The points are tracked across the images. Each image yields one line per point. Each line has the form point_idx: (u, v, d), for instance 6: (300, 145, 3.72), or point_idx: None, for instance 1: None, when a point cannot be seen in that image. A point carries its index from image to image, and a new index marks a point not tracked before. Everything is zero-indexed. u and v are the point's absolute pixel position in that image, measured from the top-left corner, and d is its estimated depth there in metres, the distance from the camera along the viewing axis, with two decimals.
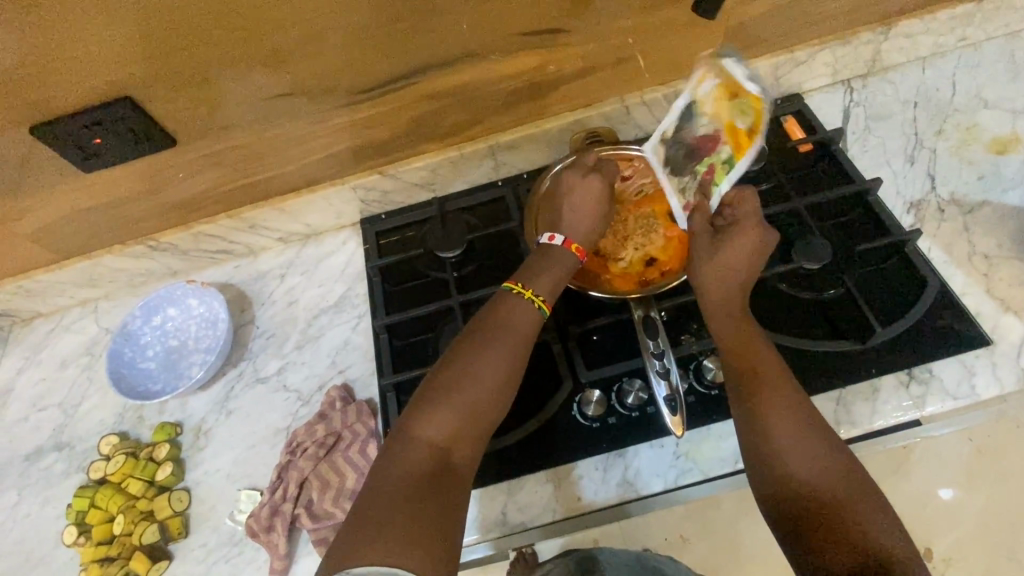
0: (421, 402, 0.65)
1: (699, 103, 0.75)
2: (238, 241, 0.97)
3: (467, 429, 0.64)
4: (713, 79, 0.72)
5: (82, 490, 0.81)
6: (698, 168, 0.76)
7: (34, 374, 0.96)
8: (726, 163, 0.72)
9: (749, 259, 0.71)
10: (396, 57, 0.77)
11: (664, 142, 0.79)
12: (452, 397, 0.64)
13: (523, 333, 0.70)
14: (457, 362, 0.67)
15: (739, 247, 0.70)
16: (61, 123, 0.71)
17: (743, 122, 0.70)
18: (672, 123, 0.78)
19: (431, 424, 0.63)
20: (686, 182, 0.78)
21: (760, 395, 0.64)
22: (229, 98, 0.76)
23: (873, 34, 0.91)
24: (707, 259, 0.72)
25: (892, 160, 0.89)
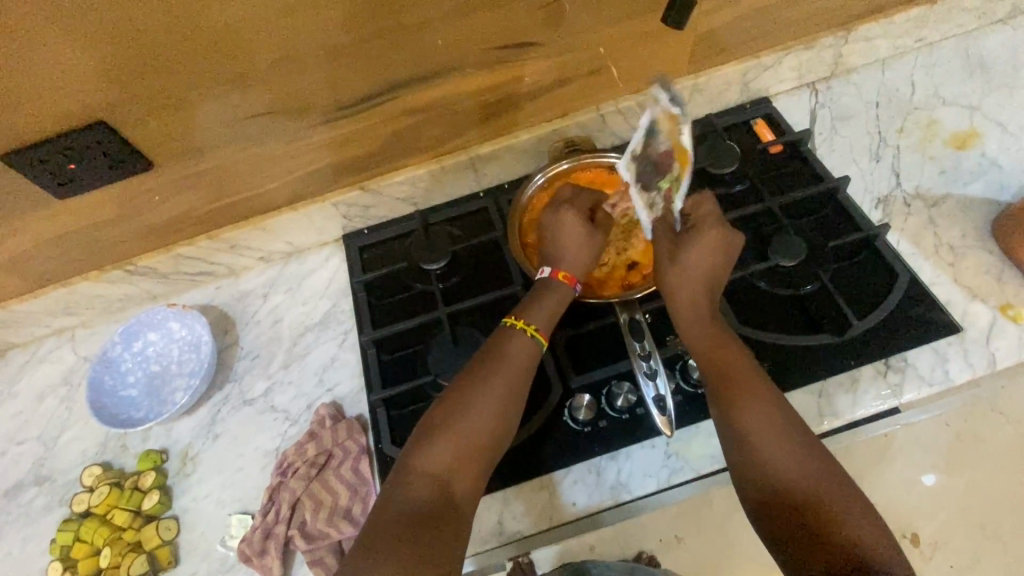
0: (425, 437, 0.65)
1: (659, 121, 0.72)
2: (219, 262, 0.96)
3: (469, 461, 0.63)
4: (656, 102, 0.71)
5: (66, 524, 0.79)
6: (660, 184, 0.76)
7: (10, 407, 0.93)
8: (676, 185, 0.74)
9: (714, 260, 0.73)
10: (373, 74, 0.78)
11: (634, 159, 0.75)
12: (452, 430, 0.64)
13: (525, 360, 0.71)
14: (461, 394, 0.67)
15: (703, 247, 0.73)
16: (33, 150, 0.70)
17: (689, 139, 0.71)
18: (638, 141, 0.74)
19: (435, 457, 0.63)
20: (653, 198, 0.77)
21: (738, 401, 0.65)
22: (205, 120, 0.76)
23: (834, 38, 0.95)
24: (671, 263, 0.74)
25: (859, 158, 0.93)
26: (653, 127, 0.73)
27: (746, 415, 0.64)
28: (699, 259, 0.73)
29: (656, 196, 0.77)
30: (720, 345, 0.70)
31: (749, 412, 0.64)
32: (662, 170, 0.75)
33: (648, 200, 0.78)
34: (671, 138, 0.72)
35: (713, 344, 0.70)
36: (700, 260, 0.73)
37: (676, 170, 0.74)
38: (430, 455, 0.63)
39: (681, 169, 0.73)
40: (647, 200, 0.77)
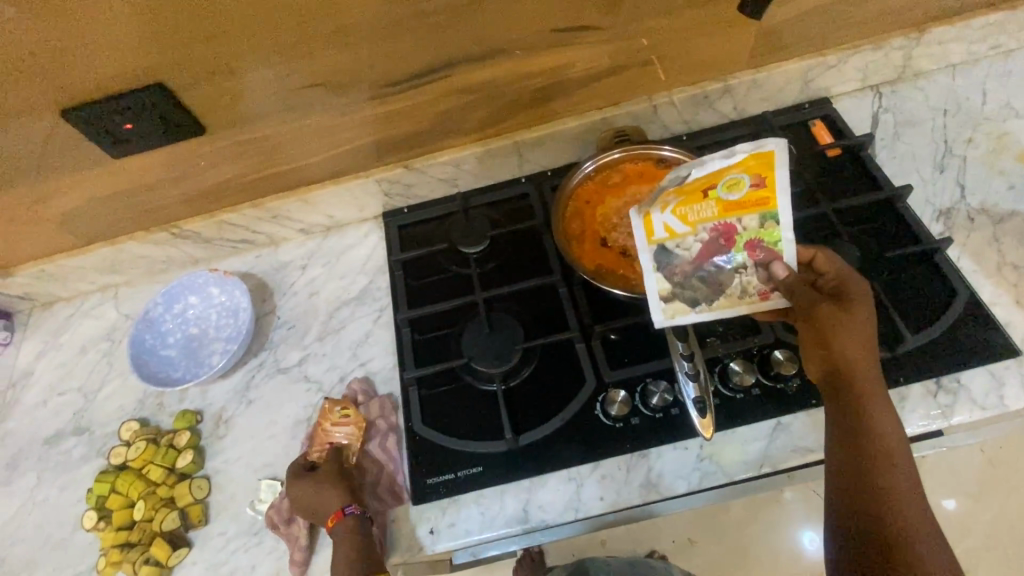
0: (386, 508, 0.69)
1: (671, 232, 0.71)
2: (260, 232, 0.97)
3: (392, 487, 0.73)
4: (659, 211, 0.71)
5: (103, 474, 0.81)
6: (737, 262, 0.70)
7: (55, 358, 0.96)
8: (765, 226, 0.69)
9: (866, 322, 0.64)
10: (425, 50, 0.77)
11: (670, 296, 0.71)
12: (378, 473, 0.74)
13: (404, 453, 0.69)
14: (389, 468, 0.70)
15: (859, 308, 0.65)
16: (91, 107, 0.71)
17: (738, 187, 0.68)
18: (658, 277, 0.71)
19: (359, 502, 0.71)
20: (740, 283, 0.70)
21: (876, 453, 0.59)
22: (256, 87, 0.76)
23: (906, 39, 0.90)
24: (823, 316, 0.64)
25: (921, 167, 0.89)
26: (687, 231, 0.71)
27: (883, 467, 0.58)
28: (856, 318, 0.64)
29: (750, 272, 0.70)
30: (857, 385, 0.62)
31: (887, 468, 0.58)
32: (725, 254, 0.70)
33: (740, 287, 0.70)
34: (710, 219, 0.70)
35: (851, 383, 0.62)
36: (855, 317, 0.64)
37: (750, 223, 0.69)
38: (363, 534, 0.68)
39: (757, 207, 0.69)
40: (743, 293, 0.70)
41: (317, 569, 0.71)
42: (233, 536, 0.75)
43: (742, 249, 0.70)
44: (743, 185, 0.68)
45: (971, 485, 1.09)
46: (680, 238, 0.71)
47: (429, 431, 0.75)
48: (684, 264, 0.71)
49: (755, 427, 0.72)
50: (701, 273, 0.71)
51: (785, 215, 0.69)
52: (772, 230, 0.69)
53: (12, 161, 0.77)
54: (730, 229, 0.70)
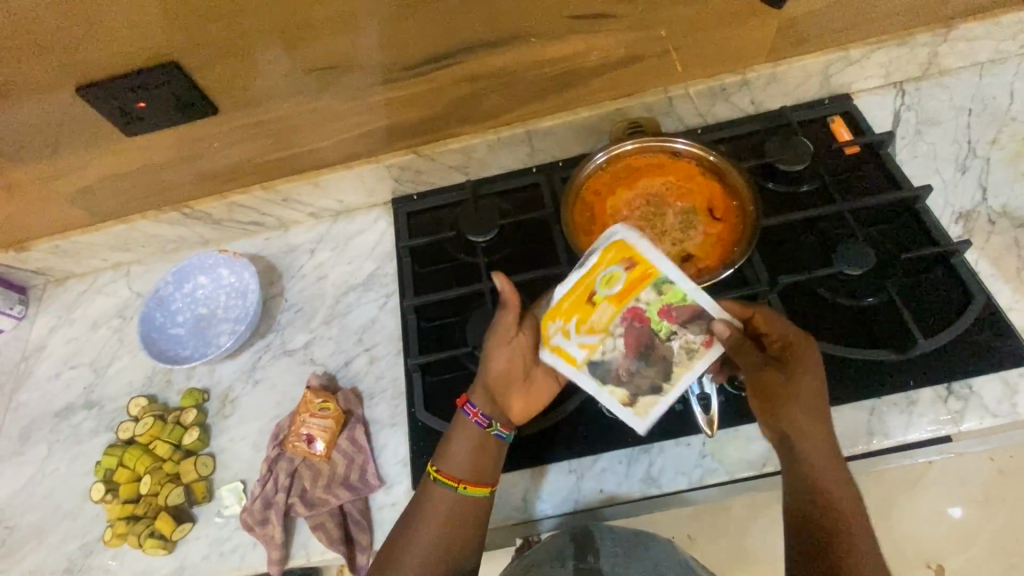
0: (387, 542, 0.65)
1: (587, 354, 0.69)
2: (270, 214, 0.97)
3: (468, 514, 0.65)
4: (567, 346, 0.69)
5: (111, 448, 0.82)
6: (662, 333, 0.69)
7: (67, 333, 0.98)
8: (665, 292, 0.68)
9: (815, 383, 0.64)
10: (439, 35, 0.76)
11: (616, 387, 0.68)
12: (440, 502, 0.65)
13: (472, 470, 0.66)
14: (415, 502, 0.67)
15: (808, 371, 0.64)
16: (104, 85, 0.72)
17: (618, 278, 0.69)
18: (591, 386, 0.68)
19: (428, 528, 0.64)
20: (685, 348, 0.68)
21: (835, 525, 0.59)
22: (269, 69, 0.76)
23: (932, 35, 0.88)
24: (773, 380, 0.64)
25: (942, 168, 0.86)
26: (600, 339, 0.69)
27: (836, 537, 0.59)
28: (803, 380, 0.64)
29: (677, 327, 0.68)
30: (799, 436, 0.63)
31: (844, 539, 0.58)
32: (645, 330, 0.69)
33: (683, 350, 0.68)
34: (615, 316, 0.69)
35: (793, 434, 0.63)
36: (801, 378, 0.64)
37: (648, 296, 0.68)
38: (451, 444, 0.67)
39: (647, 280, 0.69)
40: (686, 353, 0.68)
41: (299, 560, 0.72)
42: (237, 512, 0.76)
43: (659, 320, 0.69)
44: (620, 275, 0.69)
45: (977, 494, 1.08)
46: (600, 346, 0.69)
47: (430, 419, 0.75)
48: (620, 358, 0.69)
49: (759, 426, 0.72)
50: (639, 361, 0.69)
51: (677, 274, 0.68)
52: (671, 291, 0.68)
53: (30, 137, 0.78)
54: (636, 309, 0.69)
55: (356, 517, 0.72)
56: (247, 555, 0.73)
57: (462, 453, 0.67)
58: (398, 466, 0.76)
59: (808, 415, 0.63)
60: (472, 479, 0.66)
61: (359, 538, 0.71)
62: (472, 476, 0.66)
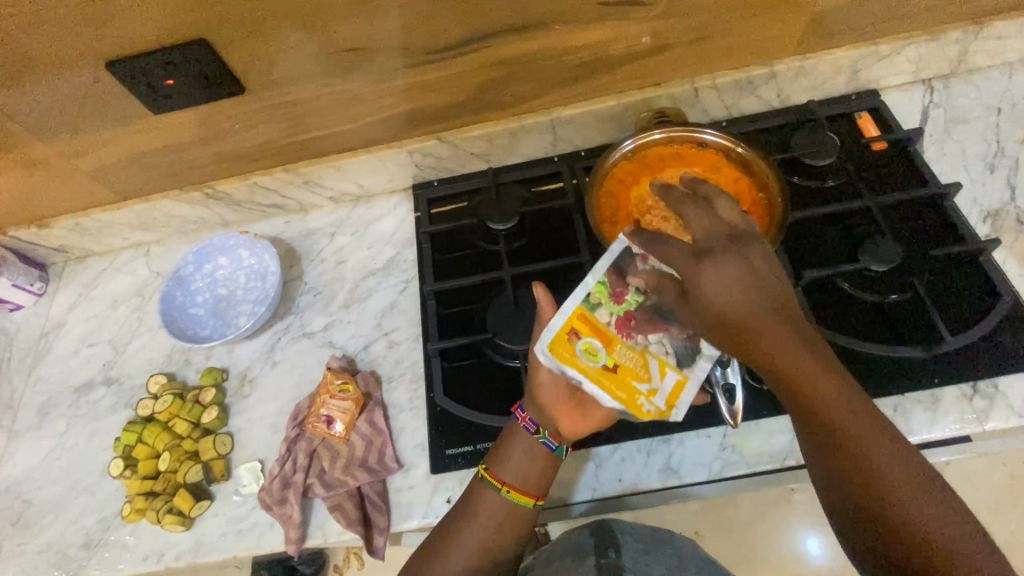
0: (426, 539, 0.66)
1: (653, 368, 0.67)
2: (291, 197, 0.97)
3: (512, 520, 0.65)
4: (654, 391, 0.66)
5: (131, 425, 0.82)
6: (639, 295, 0.70)
7: (87, 310, 0.98)
8: (599, 299, 0.70)
9: (741, 282, 0.60)
10: (469, 18, 0.75)
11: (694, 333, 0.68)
12: (483, 505, 0.65)
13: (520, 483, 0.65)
14: (456, 508, 0.66)
15: (719, 273, 0.60)
16: (134, 61, 0.71)
17: (591, 344, 0.68)
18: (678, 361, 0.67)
19: (469, 529, 0.64)
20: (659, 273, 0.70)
21: (835, 433, 0.53)
22: (297, 48, 0.75)
23: (964, 32, 0.87)
24: (710, 301, 0.60)
25: (970, 167, 0.86)
26: (649, 360, 0.67)
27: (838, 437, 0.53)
28: (725, 287, 0.60)
29: (629, 283, 0.70)
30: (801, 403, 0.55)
31: (851, 442, 0.52)
32: (634, 314, 0.69)
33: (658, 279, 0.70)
34: (620, 340, 0.68)
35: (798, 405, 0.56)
36: (723, 287, 0.60)
37: (600, 316, 0.69)
38: (505, 455, 0.67)
39: (586, 317, 0.69)
40: (656, 273, 0.70)
41: (316, 540, 0.72)
42: (255, 491, 0.76)
43: (626, 301, 0.70)
44: (586, 347, 0.67)
45: (990, 498, 1.07)
46: (656, 351, 0.67)
47: (450, 404, 0.75)
48: (667, 333, 0.68)
49: (781, 420, 0.71)
50: (668, 319, 0.68)
51: (577, 293, 0.70)
52: (597, 292, 0.70)
53: (56, 113, 0.78)
54: (615, 324, 0.69)
55: (374, 499, 0.72)
56: (264, 534, 0.74)
57: (518, 461, 0.66)
58: (416, 450, 0.76)
59: (759, 326, 0.58)
60: (518, 484, 0.65)
61: (376, 519, 0.71)
62: (516, 481, 0.65)
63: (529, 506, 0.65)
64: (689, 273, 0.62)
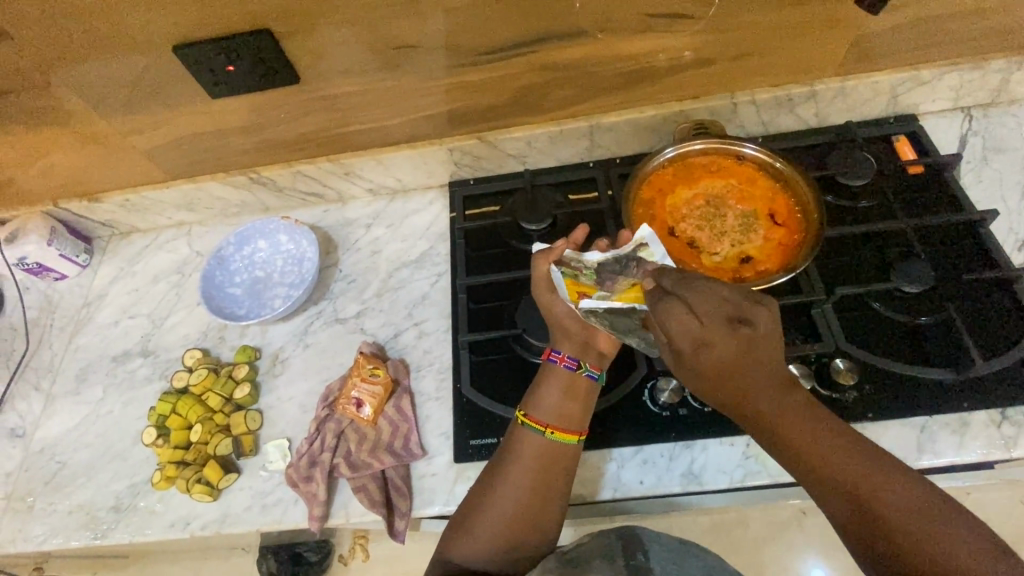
0: (463, 505, 0.66)
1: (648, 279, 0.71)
2: (331, 187, 1.00)
3: (548, 477, 0.65)
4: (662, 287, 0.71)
5: (167, 395, 0.85)
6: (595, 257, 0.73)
7: (128, 284, 1.02)
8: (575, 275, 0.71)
9: (750, 354, 0.57)
10: (520, 23, 0.78)
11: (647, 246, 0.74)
12: (516, 465, 0.65)
13: (547, 462, 0.65)
14: (473, 500, 0.66)
15: (724, 346, 0.57)
16: (200, 47, 0.75)
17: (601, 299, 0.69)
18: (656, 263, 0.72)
19: (504, 489, 0.64)
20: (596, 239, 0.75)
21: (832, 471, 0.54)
22: (353, 42, 0.78)
23: (1007, 62, 0.87)
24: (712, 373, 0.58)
25: (1007, 195, 0.86)
26: None
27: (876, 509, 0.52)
28: (734, 359, 0.57)
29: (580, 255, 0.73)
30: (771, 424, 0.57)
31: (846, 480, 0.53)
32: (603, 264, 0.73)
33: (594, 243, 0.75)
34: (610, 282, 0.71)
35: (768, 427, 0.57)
36: (732, 359, 0.57)
37: (583, 278, 0.70)
38: (519, 434, 0.67)
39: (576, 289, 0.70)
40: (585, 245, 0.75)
41: (339, 519, 0.73)
42: (282, 468, 0.78)
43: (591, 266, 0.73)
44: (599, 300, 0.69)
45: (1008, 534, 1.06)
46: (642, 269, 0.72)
47: (478, 395, 0.77)
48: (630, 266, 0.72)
49: None
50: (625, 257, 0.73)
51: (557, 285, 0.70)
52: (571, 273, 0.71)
53: (119, 92, 0.81)
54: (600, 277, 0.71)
55: (398, 483, 0.74)
56: (288, 510, 0.75)
57: (558, 401, 0.68)
58: (441, 438, 0.77)
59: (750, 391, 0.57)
60: (561, 425, 0.67)
61: (398, 504, 0.73)
62: (559, 422, 0.67)
63: (574, 444, 0.67)
64: (688, 348, 0.58)
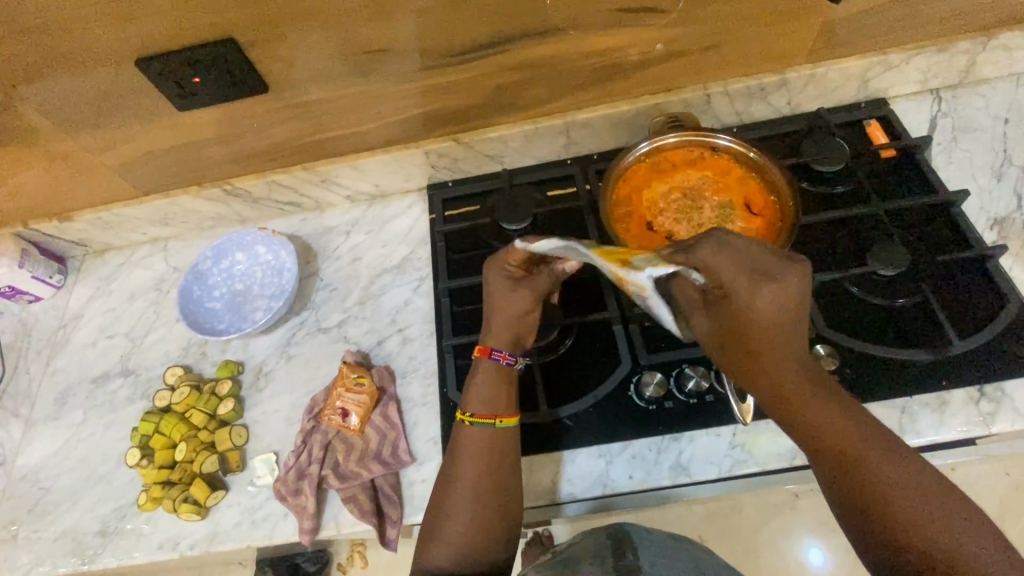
0: (430, 504, 0.67)
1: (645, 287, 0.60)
2: (307, 195, 0.99)
3: (502, 457, 0.67)
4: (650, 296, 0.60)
5: (149, 415, 0.84)
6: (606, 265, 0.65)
7: (105, 303, 1.00)
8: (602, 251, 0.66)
9: (791, 307, 0.57)
10: (489, 23, 0.77)
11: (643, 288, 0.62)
12: (469, 453, 0.67)
13: (503, 445, 0.68)
14: (435, 505, 0.66)
15: (777, 293, 0.56)
16: (163, 60, 0.73)
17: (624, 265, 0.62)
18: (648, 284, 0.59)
19: (462, 478, 0.65)
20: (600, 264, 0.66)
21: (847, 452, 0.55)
22: (316, 48, 0.77)
23: (972, 43, 0.88)
24: (749, 326, 0.57)
25: (978, 175, 0.87)
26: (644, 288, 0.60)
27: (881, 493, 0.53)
28: (781, 306, 0.57)
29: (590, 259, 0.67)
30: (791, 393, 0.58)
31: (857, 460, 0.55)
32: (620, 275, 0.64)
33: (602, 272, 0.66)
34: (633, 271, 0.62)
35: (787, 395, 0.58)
36: (777, 306, 0.57)
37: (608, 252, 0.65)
38: (461, 433, 0.69)
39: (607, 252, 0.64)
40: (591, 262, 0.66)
41: (330, 531, 0.73)
42: (270, 482, 0.77)
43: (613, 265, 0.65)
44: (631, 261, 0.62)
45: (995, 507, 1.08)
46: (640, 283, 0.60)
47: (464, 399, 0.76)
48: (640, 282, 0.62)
49: None
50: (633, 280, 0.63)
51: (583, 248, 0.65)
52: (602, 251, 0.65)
53: (83, 108, 0.80)
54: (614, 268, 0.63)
55: (388, 492, 0.73)
56: (278, 524, 0.75)
57: (494, 394, 0.70)
58: (429, 444, 0.77)
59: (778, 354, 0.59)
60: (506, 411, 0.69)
61: (389, 511, 0.73)
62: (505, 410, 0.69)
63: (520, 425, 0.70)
64: (741, 286, 0.57)
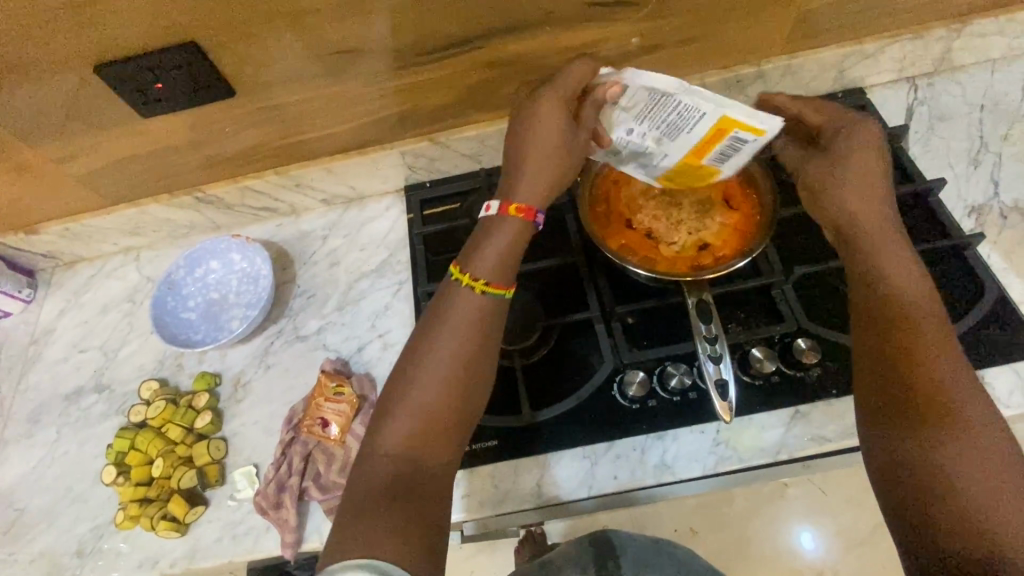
0: (388, 381, 0.64)
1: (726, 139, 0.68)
2: (282, 200, 0.97)
3: (478, 359, 0.64)
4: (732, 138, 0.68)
5: (124, 431, 0.82)
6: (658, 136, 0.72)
7: (77, 316, 0.97)
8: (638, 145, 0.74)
9: (876, 194, 0.67)
10: (459, 20, 0.76)
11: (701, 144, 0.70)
12: (445, 343, 0.64)
13: (480, 340, 0.64)
14: (397, 378, 0.63)
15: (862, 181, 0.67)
16: (121, 67, 0.71)
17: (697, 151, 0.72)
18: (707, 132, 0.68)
19: (432, 364, 0.62)
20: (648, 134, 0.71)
21: (933, 395, 0.55)
22: (282, 51, 0.75)
23: (947, 31, 0.88)
24: (844, 210, 0.67)
25: (955, 162, 0.87)
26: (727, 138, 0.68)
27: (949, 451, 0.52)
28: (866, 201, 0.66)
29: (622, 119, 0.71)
30: (908, 317, 0.59)
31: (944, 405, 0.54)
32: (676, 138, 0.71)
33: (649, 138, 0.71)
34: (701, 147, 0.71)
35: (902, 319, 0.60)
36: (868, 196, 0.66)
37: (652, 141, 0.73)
38: (436, 326, 0.64)
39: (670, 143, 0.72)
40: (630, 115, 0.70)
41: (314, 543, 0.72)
42: (250, 496, 0.76)
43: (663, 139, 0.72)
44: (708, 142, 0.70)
45: None
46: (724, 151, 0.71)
47: None
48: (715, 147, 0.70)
49: (773, 415, 0.72)
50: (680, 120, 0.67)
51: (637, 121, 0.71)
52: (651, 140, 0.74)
53: (40, 118, 0.77)
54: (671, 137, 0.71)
55: None
56: (260, 538, 0.73)
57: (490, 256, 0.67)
58: None
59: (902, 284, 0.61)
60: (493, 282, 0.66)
61: None
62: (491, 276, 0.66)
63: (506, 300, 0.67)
64: (842, 156, 0.68)
